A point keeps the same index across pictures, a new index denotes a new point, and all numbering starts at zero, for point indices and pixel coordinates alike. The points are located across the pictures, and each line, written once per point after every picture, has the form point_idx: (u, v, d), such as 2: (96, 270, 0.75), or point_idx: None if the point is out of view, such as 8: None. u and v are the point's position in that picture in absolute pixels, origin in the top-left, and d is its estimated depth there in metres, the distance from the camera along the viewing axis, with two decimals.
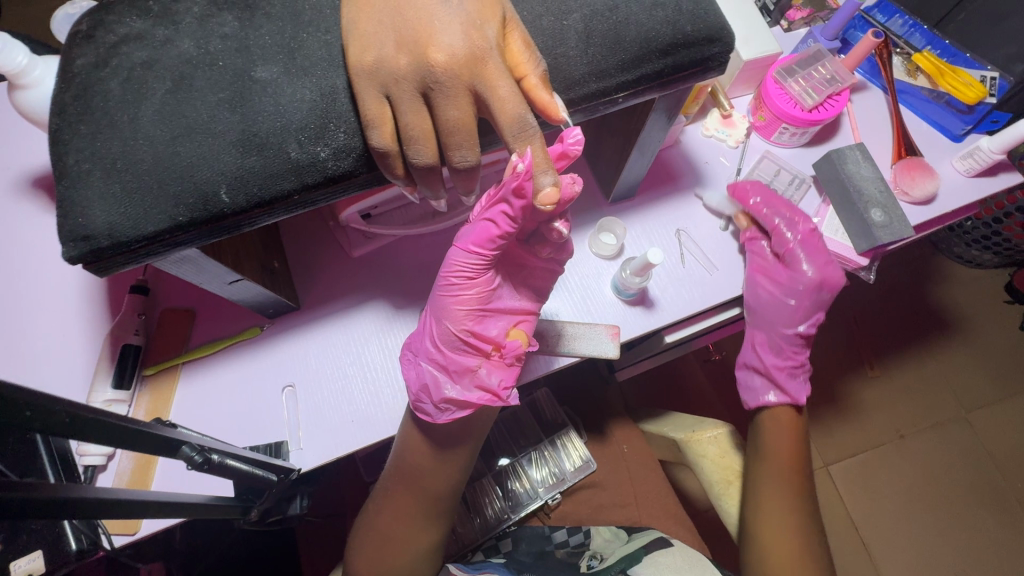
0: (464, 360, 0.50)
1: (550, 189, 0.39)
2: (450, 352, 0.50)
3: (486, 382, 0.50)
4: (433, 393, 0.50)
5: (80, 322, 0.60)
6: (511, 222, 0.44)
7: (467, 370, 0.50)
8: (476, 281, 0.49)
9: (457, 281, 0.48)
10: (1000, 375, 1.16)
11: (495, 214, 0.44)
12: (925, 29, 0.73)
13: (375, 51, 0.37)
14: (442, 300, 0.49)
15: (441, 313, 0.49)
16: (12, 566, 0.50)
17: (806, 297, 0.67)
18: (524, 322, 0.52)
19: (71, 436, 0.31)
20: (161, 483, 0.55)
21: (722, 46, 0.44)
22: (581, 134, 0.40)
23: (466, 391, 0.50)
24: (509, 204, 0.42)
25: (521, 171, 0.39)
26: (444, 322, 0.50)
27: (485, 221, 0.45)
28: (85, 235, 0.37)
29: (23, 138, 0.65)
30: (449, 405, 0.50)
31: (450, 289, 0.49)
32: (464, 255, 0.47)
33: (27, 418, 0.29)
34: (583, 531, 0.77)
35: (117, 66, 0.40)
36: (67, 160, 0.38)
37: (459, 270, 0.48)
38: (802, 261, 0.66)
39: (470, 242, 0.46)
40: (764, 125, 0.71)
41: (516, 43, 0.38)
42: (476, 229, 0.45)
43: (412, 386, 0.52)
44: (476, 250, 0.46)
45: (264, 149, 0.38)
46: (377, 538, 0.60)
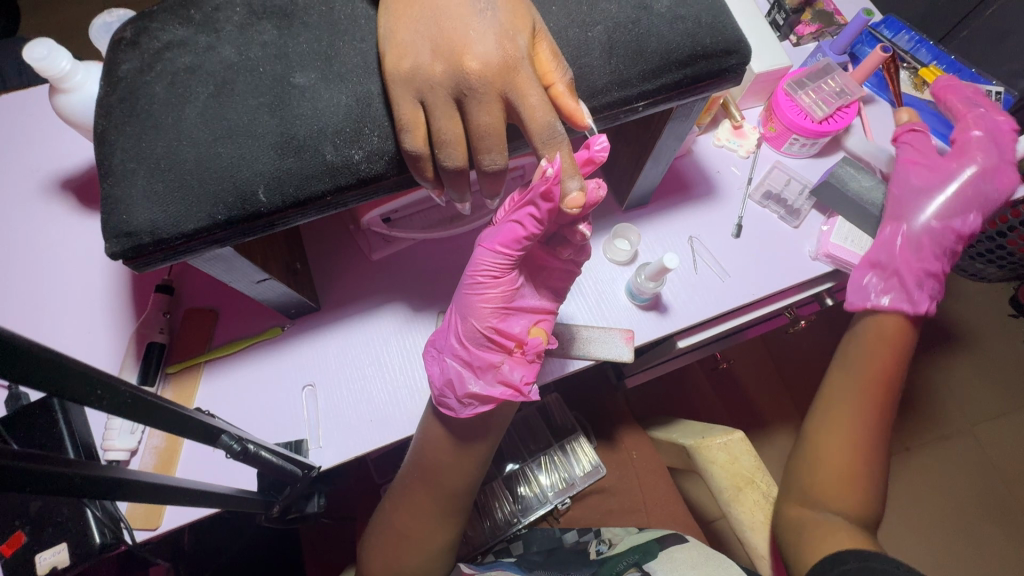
0: (487, 356, 0.51)
1: (577, 194, 0.40)
2: (473, 348, 0.51)
3: (508, 377, 0.51)
4: (457, 387, 0.52)
5: (106, 320, 0.62)
6: (539, 224, 0.45)
7: (490, 366, 0.51)
8: (500, 281, 0.50)
9: (482, 279, 0.49)
10: (1005, 388, 1.17)
11: (523, 215, 0.45)
12: (931, 45, 0.76)
13: (410, 58, 0.39)
14: (467, 297, 0.50)
15: (467, 310, 0.51)
16: (38, 558, 0.51)
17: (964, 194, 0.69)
18: (545, 321, 0.53)
19: (130, 416, 0.32)
20: (183, 470, 0.56)
21: (738, 58, 0.45)
22: (607, 141, 0.41)
23: (488, 386, 0.51)
24: (537, 207, 0.43)
25: (550, 176, 0.40)
26: (469, 319, 0.51)
27: (512, 222, 0.46)
28: (129, 232, 0.39)
29: (54, 141, 0.67)
30: (472, 400, 0.52)
31: (476, 287, 0.50)
32: (491, 254, 0.48)
33: (95, 395, 0.29)
34: (594, 530, 0.77)
35: (161, 70, 0.42)
36: (113, 159, 0.40)
37: (485, 268, 0.49)
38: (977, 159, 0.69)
39: (497, 242, 0.47)
40: (775, 136, 0.73)
41: (544, 52, 0.40)
42: (503, 230, 0.47)
43: (436, 380, 0.53)
44: (502, 249, 0.47)
45: (302, 151, 0.40)
46: (392, 538, 0.60)
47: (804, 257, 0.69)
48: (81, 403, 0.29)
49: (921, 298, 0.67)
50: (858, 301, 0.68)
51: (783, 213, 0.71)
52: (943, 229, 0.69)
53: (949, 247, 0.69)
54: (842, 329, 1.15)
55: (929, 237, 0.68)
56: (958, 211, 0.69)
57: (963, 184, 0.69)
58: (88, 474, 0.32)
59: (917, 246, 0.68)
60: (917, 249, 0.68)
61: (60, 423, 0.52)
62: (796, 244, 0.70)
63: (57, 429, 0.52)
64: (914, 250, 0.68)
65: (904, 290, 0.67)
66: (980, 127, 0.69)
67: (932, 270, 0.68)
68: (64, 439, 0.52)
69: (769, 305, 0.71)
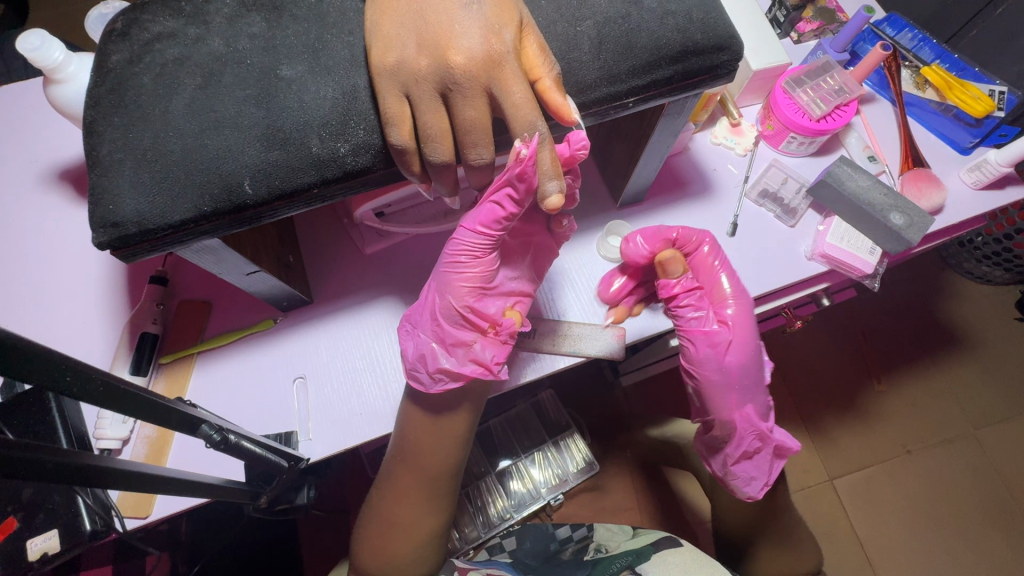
0: (460, 334, 0.52)
1: (556, 196, 0.41)
2: (447, 325, 0.52)
3: (480, 356, 0.51)
4: (429, 362, 0.52)
5: (101, 310, 0.62)
6: (516, 204, 0.45)
7: (462, 343, 0.52)
8: (481, 260, 0.51)
9: (463, 259, 0.50)
10: (1009, 393, 1.15)
11: (500, 196, 0.45)
12: (934, 43, 0.74)
13: (397, 51, 0.39)
14: (446, 276, 0.51)
15: (444, 287, 0.51)
16: (28, 544, 0.52)
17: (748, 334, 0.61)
18: (520, 302, 0.55)
19: (101, 406, 0.32)
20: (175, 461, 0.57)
21: (730, 54, 0.45)
22: (586, 139, 0.42)
23: (460, 363, 0.52)
24: (513, 187, 0.43)
25: (525, 158, 0.39)
26: (446, 296, 0.51)
27: (490, 203, 0.46)
28: (115, 222, 0.39)
29: (53, 132, 0.68)
30: (442, 376, 0.51)
31: (457, 265, 0.50)
32: (469, 235, 0.49)
33: (66, 381, 0.29)
34: (586, 526, 0.79)
35: (149, 62, 0.42)
36: (101, 150, 0.40)
37: (465, 249, 0.49)
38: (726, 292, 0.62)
39: (478, 222, 0.48)
40: (773, 134, 0.72)
41: (531, 47, 0.40)
42: (483, 211, 0.47)
43: (409, 355, 0.53)
44: (483, 229, 0.48)
45: (288, 143, 0.40)
46: (380, 538, 0.59)
47: (799, 257, 0.68)
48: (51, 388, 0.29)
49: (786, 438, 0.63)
50: (758, 491, 0.63)
51: (780, 211, 0.70)
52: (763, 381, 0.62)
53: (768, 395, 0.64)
54: (837, 329, 1.19)
55: (757, 394, 0.61)
56: (761, 359, 0.62)
57: (746, 346, 0.61)
58: (65, 460, 0.31)
59: (750, 441, 0.61)
60: (755, 435, 0.61)
61: (53, 412, 0.53)
62: (792, 243, 0.69)
63: (50, 418, 0.53)
64: (749, 442, 0.61)
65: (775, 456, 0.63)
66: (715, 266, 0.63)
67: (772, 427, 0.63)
68: (57, 427, 0.53)
69: (762, 304, 0.71)
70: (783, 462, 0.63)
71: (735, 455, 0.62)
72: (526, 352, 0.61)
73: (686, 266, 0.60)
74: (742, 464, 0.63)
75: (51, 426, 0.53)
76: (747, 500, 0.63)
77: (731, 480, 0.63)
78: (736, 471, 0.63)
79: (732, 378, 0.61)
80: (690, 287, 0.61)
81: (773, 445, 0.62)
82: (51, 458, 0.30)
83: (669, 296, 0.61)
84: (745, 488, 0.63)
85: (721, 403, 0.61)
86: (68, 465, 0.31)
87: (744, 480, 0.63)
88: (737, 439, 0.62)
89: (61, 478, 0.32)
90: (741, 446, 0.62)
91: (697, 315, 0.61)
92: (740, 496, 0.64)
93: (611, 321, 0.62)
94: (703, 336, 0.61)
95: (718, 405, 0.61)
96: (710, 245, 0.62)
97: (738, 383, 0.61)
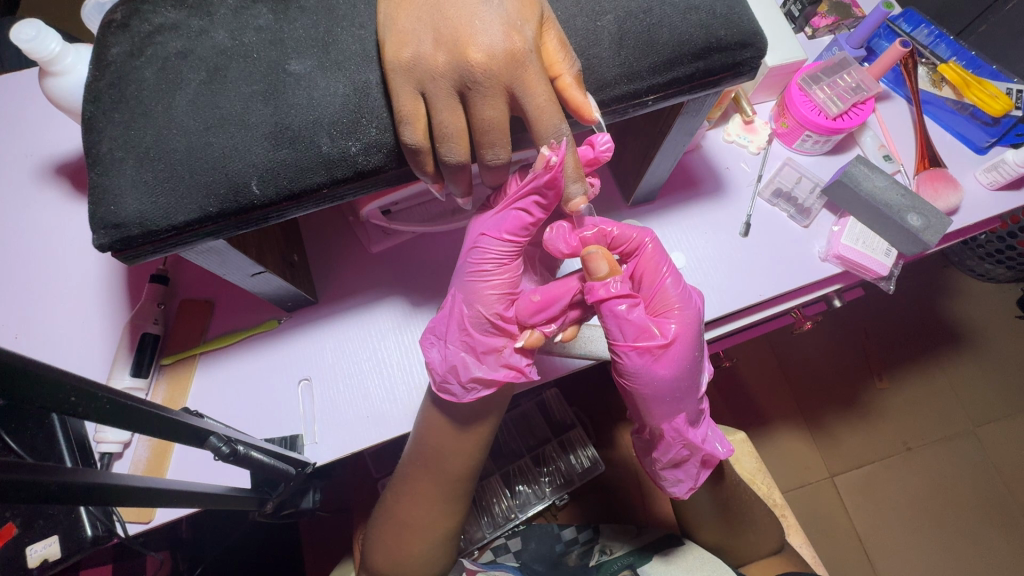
0: (490, 341, 0.51)
1: (579, 198, 0.43)
2: (477, 334, 0.50)
3: (511, 360, 0.51)
4: (461, 373, 0.50)
5: (100, 310, 0.60)
6: (545, 209, 0.47)
7: (493, 350, 0.50)
8: (507, 266, 0.50)
9: (490, 267, 0.50)
10: (1010, 390, 1.14)
11: (528, 203, 0.46)
12: (951, 40, 0.72)
13: (412, 47, 0.37)
14: (473, 284, 0.50)
15: (471, 296, 0.50)
16: (29, 550, 0.51)
17: (688, 342, 0.50)
18: None
19: (109, 424, 0.31)
20: (176, 471, 0.55)
21: (754, 50, 0.43)
22: (610, 139, 0.43)
23: (492, 370, 0.50)
24: (542, 194, 0.44)
25: (555, 164, 0.40)
26: (475, 305, 0.50)
27: (517, 210, 0.47)
28: (116, 223, 0.37)
29: (48, 125, 0.66)
30: (475, 385, 0.50)
31: (483, 273, 0.50)
32: (496, 244, 0.49)
33: (71, 403, 0.29)
34: (592, 526, 0.76)
35: (151, 54, 0.40)
36: (100, 148, 0.38)
37: (492, 256, 0.49)
38: (665, 291, 0.52)
39: (503, 230, 0.48)
40: (787, 132, 0.71)
41: (552, 42, 0.39)
42: (508, 219, 0.48)
43: (438, 368, 0.51)
44: (509, 237, 0.48)
45: (297, 142, 0.38)
46: (384, 547, 0.58)
47: (813, 258, 0.67)
48: (57, 410, 0.28)
49: (712, 442, 0.58)
50: (684, 492, 0.60)
51: (793, 211, 0.69)
52: (698, 391, 0.54)
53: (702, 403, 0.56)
54: (841, 328, 1.17)
55: (692, 406, 0.53)
56: (699, 372, 0.52)
57: (683, 361, 0.50)
58: (68, 479, 0.30)
59: (677, 450, 0.56)
60: (683, 445, 0.55)
61: (54, 425, 0.51)
62: (806, 244, 0.68)
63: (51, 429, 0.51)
64: (677, 450, 0.56)
65: (704, 463, 0.58)
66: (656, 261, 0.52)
67: (702, 435, 0.57)
68: (57, 441, 0.51)
69: (777, 304, 0.68)
70: (710, 470, 0.59)
71: (664, 461, 0.58)
72: (536, 355, 0.60)
73: (613, 265, 0.48)
74: (672, 468, 0.59)
75: (51, 438, 0.51)
76: (674, 498, 0.61)
77: (660, 479, 0.60)
78: (665, 474, 0.59)
79: (667, 392, 0.51)
80: (625, 292, 0.48)
81: (702, 455, 0.57)
82: (56, 479, 0.30)
83: (598, 300, 0.48)
84: (671, 488, 0.60)
85: (650, 413, 0.53)
86: (73, 485, 0.31)
87: (671, 481, 0.59)
88: (664, 446, 0.56)
89: (71, 497, 0.31)
90: (669, 454, 0.56)
91: (633, 327, 0.49)
92: (666, 493, 0.61)
93: (523, 346, 0.50)
94: (640, 351, 0.49)
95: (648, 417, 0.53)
96: (654, 244, 0.53)
97: (672, 399, 0.52)
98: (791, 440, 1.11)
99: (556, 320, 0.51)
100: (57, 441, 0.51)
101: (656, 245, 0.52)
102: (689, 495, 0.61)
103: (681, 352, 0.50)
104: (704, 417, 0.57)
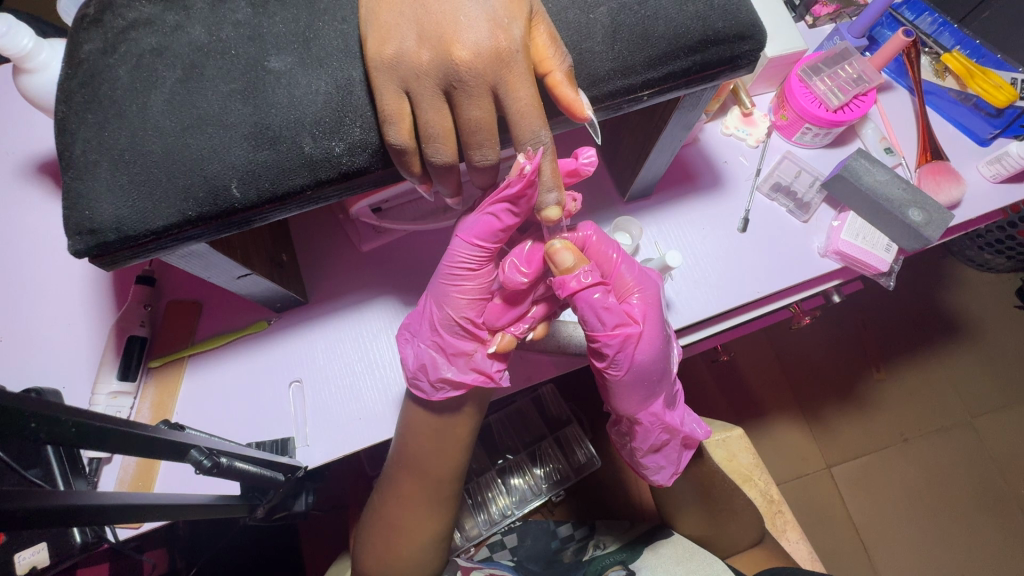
0: (460, 344, 0.51)
1: (554, 208, 0.41)
2: (448, 336, 0.51)
3: (481, 365, 0.51)
4: (430, 372, 0.51)
5: (84, 313, 0.59)
6: (515, 217, 0.45)
7: (463, 353, 0.51)
8: (477, 272, 0.49)
9: (460, 271, 0.49)
10: (1006, 381, 1.14)
11: (499, 208, 0.44)
12: (954, 28, 0.70)
13: (395, 43, 0.36)
14: (443, 287, 0.50)
15: (442, 299, 0.50)
16: (17, 557, 0.50)
17: (655, 321, 0.50)
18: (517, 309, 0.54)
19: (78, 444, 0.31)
20: (163, 483, 0.54)
21: (753, 43, 0.41)
22: (593, 155, 0.45)
23: (461, 373, 0.51)
24: (513, 203, 0.43)
25: (529, 171, 0.39)
26: (446, 308, 0.50)
27: (487, 215, 0.45)
28: (92, 229, 0.36)
29: (27, 122, 0.64)
30: (444, 385, 0.51)
31: (452, 278, 0.49)
32: (465, 248, 0.47)
33: (32, 427, 0.29)
34: (588, 524, 0.77)
35: (125, 52, 0.38)
36: (74, 150, 0.37)
37: (461, 261, 0.48)
38: (623, 276, 0.52)
39: (473, 235, 0.47)
40: (786, 125, 0.69)
41: (541, 38, 0.37)
42: (479, 223, 0.46)
43: (409, 365, 0.52)
44: (478, 241, 0.47)
45: (277, 142, 0.37)
46: (375, 551, 0.57)
47: (811, 254, 0.66)
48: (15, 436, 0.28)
49: (690, 426, 0.58)
50: (668, 478, 0.59)
51: (792, 206, 0.68)
52: (671, 374, 0.54)
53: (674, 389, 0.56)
54: (840, 320, 1.16)
55: (667, 388, 0.53)
56: (669, 352, 0.52)
57: (658, 340, 0.50)
58: (38, 505, 0.29)
59: (657, 435, 0.55)
60: (663, 430, 0.54)
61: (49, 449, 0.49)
62: (804, 239, 0.66)
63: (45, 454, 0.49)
64: (657, 436, 0.55)
65: (683, 444, 0.58)
66: (605, 250, 0.51)
67: (680, 418, 0.57)
68: (51, 465, 0.49)
69: (776, 301, 0.67)
70: (692, 452, 0.59)
71: (643, 448, 0.57)
72: (530, 354, 0.59)
73: (579, 256, 0.47)
74: (652, 455, 0.58)
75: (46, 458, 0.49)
76: (657, 485, 0.60)
77: (641, 468, 0.59)
78: (645, 462, 0.58)
79: (647, 375, 0.51)
80: (597, 281, 0.48)
81: (681, 437, 0.57)
82: (22, 505, 0.28)
83: (571, 294, 0.47)
84: (654, 477, 0.59)
85: (633, 401, 0.52)
86: (46, 507, 0.30)
87: (654, 468, 0.58)
88: (643, 434, 0.55)
89: (46, 520, 0.30)
90: (648, 441, 0.55)
91: (610, 314, 0.48)
92: (651, 481, 0.60)
93: (496, 350, 0.50)
94: (619, 337, 0.48)
95: (625, 405, 0.53)
96: (598, 235, 0.51)
97: (648, 383, 0.51)
98: (788, 431, 1.11)
99: (523, 319, 0.52)
100: (50, 459, 0.49)
101: (600, 236, 0.51)
102: (673, 481, 0.60)
103: (653, 334, 0.50)
104: (678, 401, 0.57)
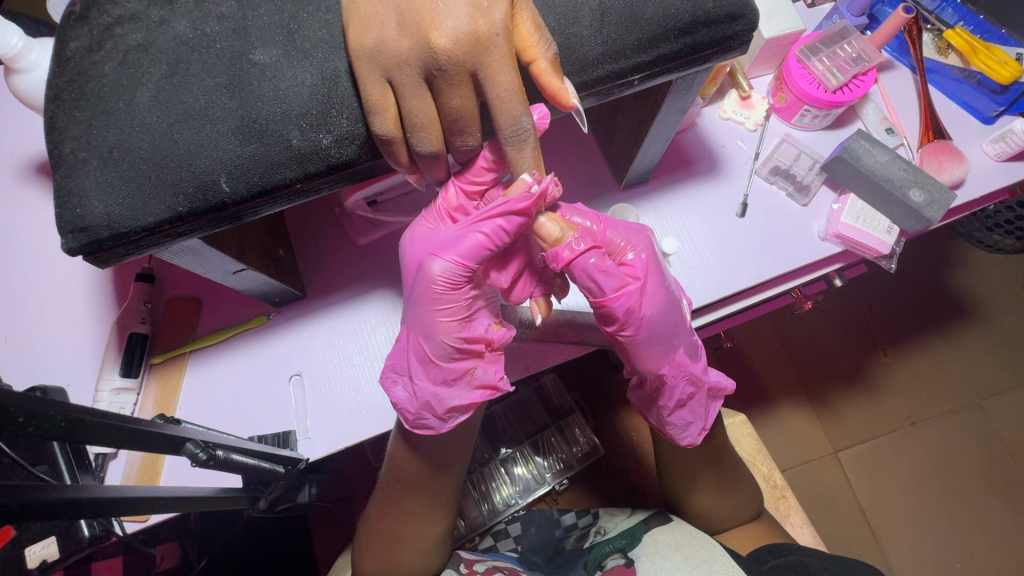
0: (458, 366, 0.48)
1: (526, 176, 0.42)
2: (444, 362, 0.48)
3: (484, 378, 0.49)
4: (436, 405, 0.48)
5: (85, 311, 0.60)
6: (504, 234, 0.43)
7: (464, 373, 0.48)
8: (461, 291, 0.46)
9: (444, 294, 0.45)
10: (1015, 362, 1.12)
11: (490, 224, 0.43)
12: (958, 3, 0.68)
13: (376, 32, 0.35)
14: (427, 315, 0.46)
15: (428, 327, 0.47)
16: (28, 552, 0.52)
17: (655, 274, 0.50)
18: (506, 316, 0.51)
19: (73, 439, 0.31)
20: (168, 477, 0.55)
21: (744, 23, 0.41)
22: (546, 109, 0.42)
23: (467, 394, 0.49)
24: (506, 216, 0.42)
25: (537, 192, 0.41)
26: (435, 337, 0.47)
27: (476, 232, 0.43)
28: (84, 226, 0.36)
29: (22, 122, 0.64)
30: (453, 413, 0.49)
31: (437, 303, 0.46)
32: (450, 269, 0.44)
33: (22, 423, 0.29)
34: (591, 513, 0.75)
35: (111, 48, 0.38)
36: (63, 148, 0.37)
37: (445, 285, 0.45)
38: (613, 237, 0.50)
39: (459, 254, 0.44)
40: (785, 107, 0.68)
41: (525, 25, 0.37)
42: (468, 241, 0.44)
43: (409, 405, 0.49)
44: (465, 260, 0.44)
45: (264, 136, 0.37)
46: (377, 543, 0.57)
47: (812, 238, 0.65)
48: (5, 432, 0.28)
49: (717, 377, 0.56)
50: (695, 436, 0.57)
51: (792, 189, 0.67)
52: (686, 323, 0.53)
53: (693, 341, 0.54)
54: (846, 304, 1.15)
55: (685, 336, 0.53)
56: (676, 303, 0.52)
57: (662, 292, 0.50)
58: (35, 497, 0.29)
59: (682, 389, 0.54)
60: (688, 381, 0.53)
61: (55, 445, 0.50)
62: (804, 223, 0.66)
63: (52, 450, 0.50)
64: (682, 389, 0.54)
65: (710, 395, 0.57)
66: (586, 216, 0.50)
67: (705, 368, 0.56)
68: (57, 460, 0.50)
69: (776, 287, 0.66)
70: (719, 403, 0.57)
71: (669, 405, 0.55)
72: (527, 343, 0.59)
73: (563, 225, 0.47)
74: (677, 411, 0.56)
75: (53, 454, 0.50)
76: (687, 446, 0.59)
77: (667, 428, 0.57)
78: (672, 420, 0.56)
79: (662, 327, 0.50)
80: (590, 246, 0.46)
81: (708, 387, 0.55)
82: (14, 497, 0.28)
83: (567, 263, 0.46)
84: (682, 436, 0.57)
85: (658, 355, 0.51)
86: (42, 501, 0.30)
87: (681, 426, 0.57)
88: (668, 391, 0.54)
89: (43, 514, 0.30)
90: (673, 397, 0.54)
91: (610, 278, 0.47)
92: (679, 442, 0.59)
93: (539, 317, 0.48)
94: (624, 299, 0.48)
95: (647, 362, 0.52)
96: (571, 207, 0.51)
97: (664, 335, 0.51)
98: (793, 416, 1.10)
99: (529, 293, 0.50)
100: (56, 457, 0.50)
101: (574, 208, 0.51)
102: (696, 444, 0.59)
103: (658, 287, 0.50)
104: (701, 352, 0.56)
